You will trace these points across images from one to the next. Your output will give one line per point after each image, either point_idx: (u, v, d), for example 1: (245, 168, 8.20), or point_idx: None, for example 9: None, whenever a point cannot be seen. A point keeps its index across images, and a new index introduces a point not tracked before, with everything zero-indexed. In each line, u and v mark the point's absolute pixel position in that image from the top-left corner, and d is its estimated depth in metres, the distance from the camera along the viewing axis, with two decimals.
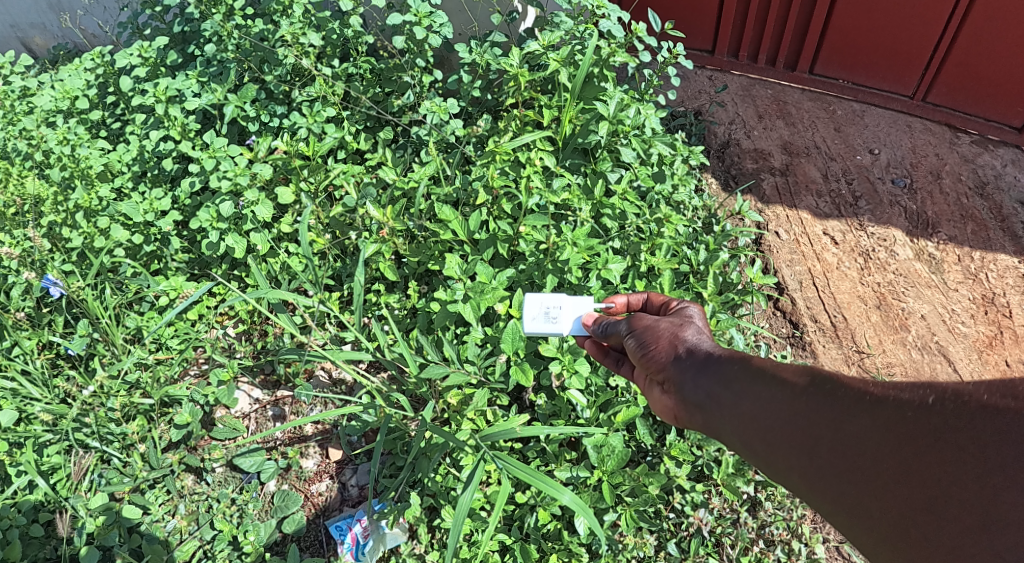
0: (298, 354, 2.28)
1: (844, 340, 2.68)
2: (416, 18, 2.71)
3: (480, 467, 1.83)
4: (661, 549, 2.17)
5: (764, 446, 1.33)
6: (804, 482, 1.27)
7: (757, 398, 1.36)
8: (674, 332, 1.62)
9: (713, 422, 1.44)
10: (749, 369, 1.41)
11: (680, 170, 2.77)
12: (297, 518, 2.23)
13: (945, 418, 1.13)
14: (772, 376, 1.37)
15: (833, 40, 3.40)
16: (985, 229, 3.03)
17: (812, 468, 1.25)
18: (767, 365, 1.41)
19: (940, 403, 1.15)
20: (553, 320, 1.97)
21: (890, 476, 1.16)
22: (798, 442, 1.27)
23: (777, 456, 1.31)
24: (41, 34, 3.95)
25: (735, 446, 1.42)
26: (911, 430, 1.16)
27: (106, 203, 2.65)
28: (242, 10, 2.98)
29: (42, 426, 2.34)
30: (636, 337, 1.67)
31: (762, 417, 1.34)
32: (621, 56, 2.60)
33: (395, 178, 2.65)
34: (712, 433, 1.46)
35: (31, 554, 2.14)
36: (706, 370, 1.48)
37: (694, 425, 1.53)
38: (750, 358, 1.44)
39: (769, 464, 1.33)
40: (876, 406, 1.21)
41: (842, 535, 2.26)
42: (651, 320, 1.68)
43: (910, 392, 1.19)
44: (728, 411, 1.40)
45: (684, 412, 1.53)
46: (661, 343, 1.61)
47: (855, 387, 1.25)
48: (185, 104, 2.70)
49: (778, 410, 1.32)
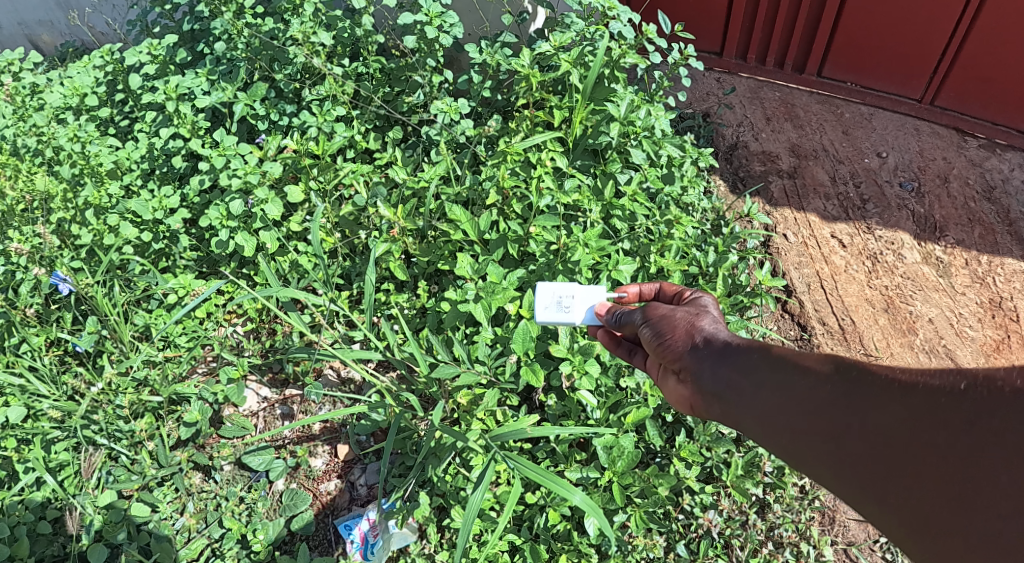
0: (308, 353, 2.26)
1: (853, 343, 2.68)
2: (428, 18, 2.72)
3: (491, 467, 1.83)
4: (671, 551, 2.17)
5: (785, 433, 1.36)
6: (827, 470, 1.27)
7: (776, 385, 1.41)
8: (691, 323, 1.70)
9: (733, 410, 1.50)
10: (769, 358, 1.47)
11: (689, 172, 2.75)
12: (306, 517, 2.23)
13: (976, 403, 1.11)
14: (794, 366, 1.42)
15: (842, 44, 3.41)
16: (992, 234, 3.04)
17: (836, 455, 1.26)
18: (789, 355, 1.45)
19: (971, 388, 1.12)
20: (566, 309, 1.96)
21: (917, 462, 1.14)
22: (820, 429, 1.29)
23: (799, 443, 1.33)
24: (48, 31, 3.95)
25: (752, 434, 1.46)
26: (940, 415, 1.14)
27: (116, 200, 2.65)
28: (252, 9, 2.99)
29: (50, 423, 2.32)
30: (652, 327, 1.75)
31: (783, 405, 1.38)
32: (632, 57, 2.61)
33: (406, 178, 2.66)
34: (732, 422, 1.52)
35: (39, 551, 2.12)
36: (724, 360, 1.55)
37: (714, 414, 1.58)
38: (770, 349, 1.50)
39: (791, 452, 1.35)
40: (903, 392, 1.20)
41: (851, 538, 2.26)
42: (667, 311, 1.76)
43: (940, 378, 1.17)
44: (748, 399, 1.46)
45: (703, 401, 1.59)
46: (678, 332, 1.69)
47: (881, 375, 1.26)
48: (196, 102, 2.71)
49: (800, 397, 1.35)
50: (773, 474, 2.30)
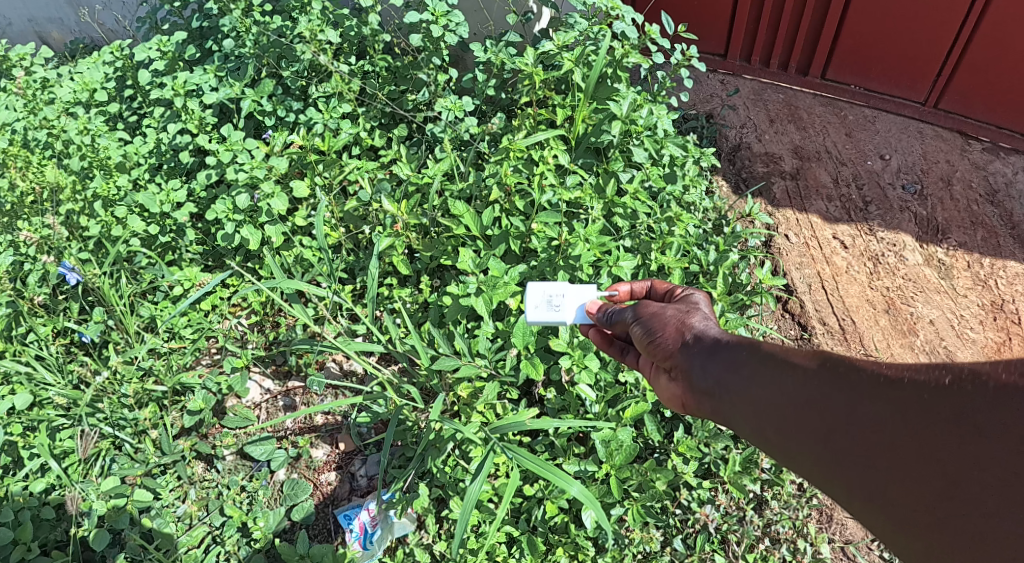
0: (310, 344, 2.28)
1: (853, 343, 2.69)
2: (433, 17, 2.76)
3: (490, 458, 1.86)
4: (667, 545, 2.18)
5: (776, 431, 1.37)
6: (818, 467, 1.28)
7: (766, 382, 1.41)
8: (681, 320, 1.70)
9: (724, 407, 1.51)
10: (756, 354, 1.47)
11: (691, 171, 2.78)
12: (306, 506, 2.23)
13: (964, 398, 1.12)
14: (782, 362, 1.42)
15: (846, 46, 3.42)
16: (995, 236, 3.04)
17: (826, 452, 1.27)
18: (776, 350, 1.46)
19: (957, 383, 1.14)
20: (556, 308, 1.98)
21: (908, 458, 1.16)
22: (809, 427, 1.30)
23: (790, 440, 1.34)
24: (59, 28, 4.02)
25: (744, 431, 1.47)
26: (928, 411, 1.15)
27: (124, 193, 2.69)
28: (261, 7, 3.03)
29: (56, 411, 2.37)
30: (642, 325, 1.74)
31: (773, 402, 1.38)
32: (635, 57, 2.63)
33: (410, 174, 2.69)
34: (724, 419, 1.52)
35: (42, 535, 2.14)
36: (714, 356, 1.54)
37: (706, 411, 1.59)
38: (758, 344, 1.50)
39: (783, 450, 1.36)
40: (891, 388, 1.21)
41: (848, 536, 2.27)
42: (657, 308, 1.76)
43: (926, 373, 1.19)
44: (738, 397, 1.46)
45: (693, 399, 1.60)
46: (667, 330, 1.68)
47: (867, 370, 1.27)
48: (204, 98, 2.75)
49: (788, 393, 1.36)
50: (771, 471, 2.30)
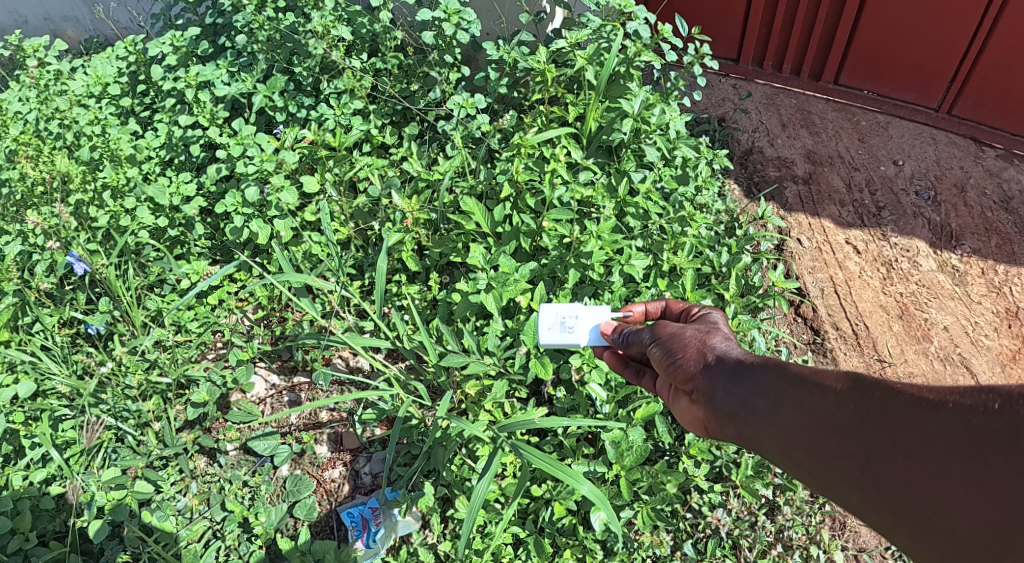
0: (318, 338, 2.25)
1: (866, 349, 2.66)
2: (445, 14, 2.74)
3: (498, 457, 1.81)
4: (678, 549, 2.14)
5: (809, 458, 1.33)
6: (855, 495, 1.25)
7: (798, 407, 1.37)
8: (701, 340, 1.65)
9: (750, 431, 1.47)
10: (784, 377, 1.43)
11: (704, 172, 2.73)
12: (308, 503, 2.16)
13: (1013, 422, 1.09)
14: (813, 385, 1.37)
15: (860, 50, 3.39)
16: (1010, 243, 2.99)
17: (866, 481, 1.23)
18: (805, 372, 1.42)
19: (1007, 407, 1.11)
20: (569, 330, 1.94)
21: (955, 486, 1.12)
22: (845, 453, 1.27)
23: (823, 469, 1.30)
24: (74, 26, 4.05)
25: (773, 457, 1.43)
26: (977, 437, 1.12)
27: (134, 183, 2.67)
28: (274, 3, 3.04)
29: (58, 400, 2.33)
30: (662, 345, 1.70)
31: (803, 426, 1.34)
32: (647, 56, 2.61)
33: (420, 170, 2.68)
34: (749, 443, 1.49)
35: (41, 526, 2.14)
36: (739, 379, 1.51)
37: (729, 435, 1.55)
38: (785, 367, 1.46)
39: (816, 477, 1.32)
40: (934, 413, 1.18)
41: (861, 544, 2.23)
42: (676, 328, 1.71)
43: (972, 397, 1.15)
44: (766, 422, 1.42)
45: (715, 421, 1.56)
46: (688, 351, 1.64)
47: (907, 394, 1.23)
48: (215, 91, 2.75)
49: (820, 417, 1.32)
50: (784, 476, 2.23)
